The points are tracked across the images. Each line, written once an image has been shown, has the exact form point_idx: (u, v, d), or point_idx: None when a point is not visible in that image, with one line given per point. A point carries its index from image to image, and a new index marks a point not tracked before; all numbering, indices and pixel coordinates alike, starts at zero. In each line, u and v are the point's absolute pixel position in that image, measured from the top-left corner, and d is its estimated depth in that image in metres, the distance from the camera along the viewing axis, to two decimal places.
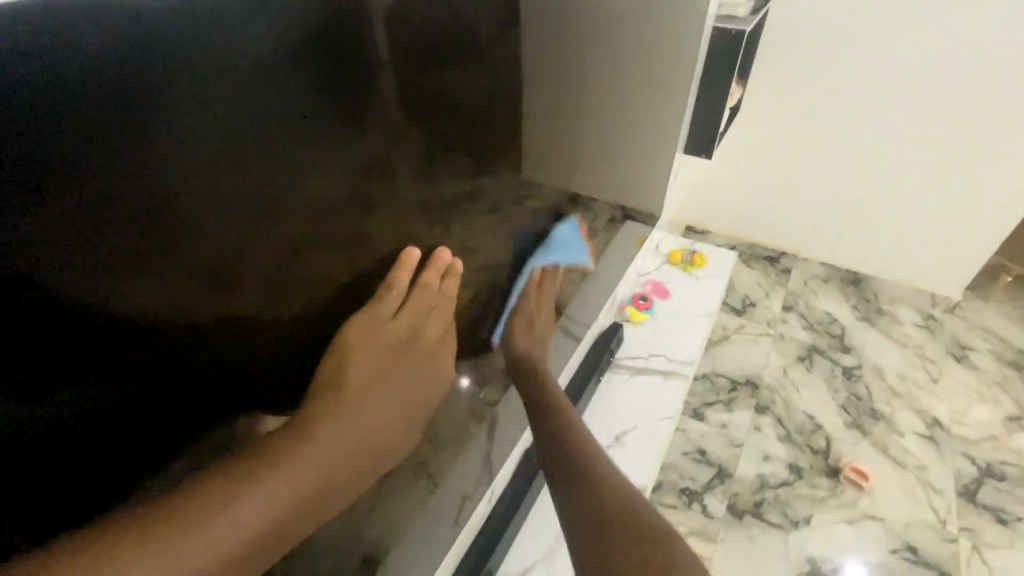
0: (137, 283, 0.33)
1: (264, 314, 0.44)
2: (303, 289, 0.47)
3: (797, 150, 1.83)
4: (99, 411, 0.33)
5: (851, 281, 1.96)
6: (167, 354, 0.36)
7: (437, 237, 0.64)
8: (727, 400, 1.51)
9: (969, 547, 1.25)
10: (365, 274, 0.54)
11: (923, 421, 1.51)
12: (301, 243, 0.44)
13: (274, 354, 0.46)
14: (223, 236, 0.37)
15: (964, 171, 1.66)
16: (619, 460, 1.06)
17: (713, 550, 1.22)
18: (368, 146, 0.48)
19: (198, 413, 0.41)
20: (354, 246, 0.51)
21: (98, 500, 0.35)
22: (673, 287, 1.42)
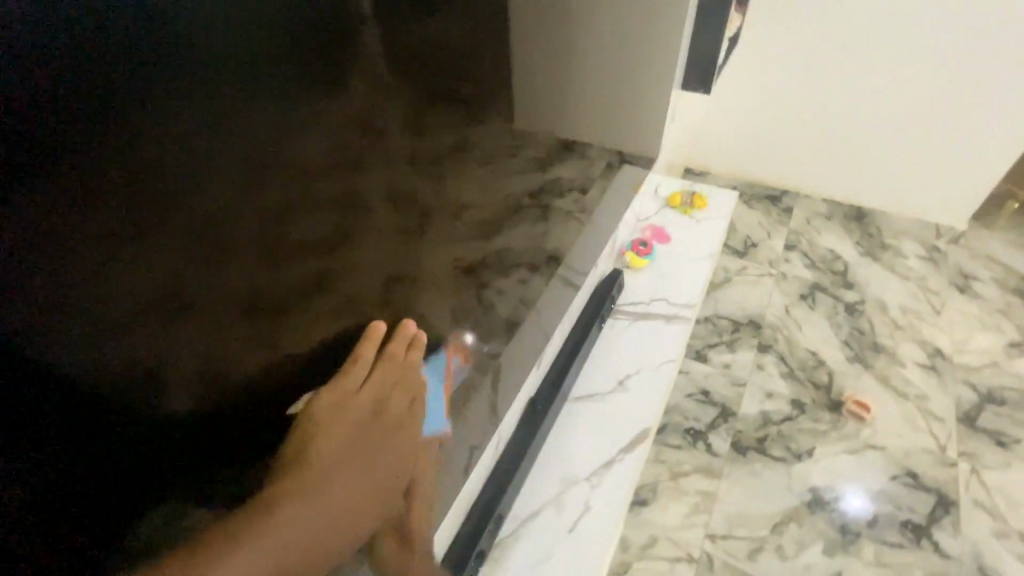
0: (133, 268, 0.29)
1: (265, 290, 0.40)
2: (298, 257, 0.43)
3: (799, 151, 1.92)
4: (103, 411, 0.29)
5: (854, 217, 1.92)
6: (167, 343, 0.33)
7: (434, 194, 0.61)
8: (729, 341, 1.52)
9: (968, 470, 1.28)
10: (363, 235, 0.51)
11: (925, 351, 1.52)
12: (292, 206, 0.41)
13: (278, 328, 0.43)
14: (214, 204, 0.33)
15: (964, 172, 1.76)
16: (623, 405, 1.07)
17: (718, 485, 1.25)
18: (355, 97, 0.44)
19: (202, 410, 0.37)
20: (348, 206, 0.47)
21: (109, 514, 0.32)
22: (672, 231, 1.39)
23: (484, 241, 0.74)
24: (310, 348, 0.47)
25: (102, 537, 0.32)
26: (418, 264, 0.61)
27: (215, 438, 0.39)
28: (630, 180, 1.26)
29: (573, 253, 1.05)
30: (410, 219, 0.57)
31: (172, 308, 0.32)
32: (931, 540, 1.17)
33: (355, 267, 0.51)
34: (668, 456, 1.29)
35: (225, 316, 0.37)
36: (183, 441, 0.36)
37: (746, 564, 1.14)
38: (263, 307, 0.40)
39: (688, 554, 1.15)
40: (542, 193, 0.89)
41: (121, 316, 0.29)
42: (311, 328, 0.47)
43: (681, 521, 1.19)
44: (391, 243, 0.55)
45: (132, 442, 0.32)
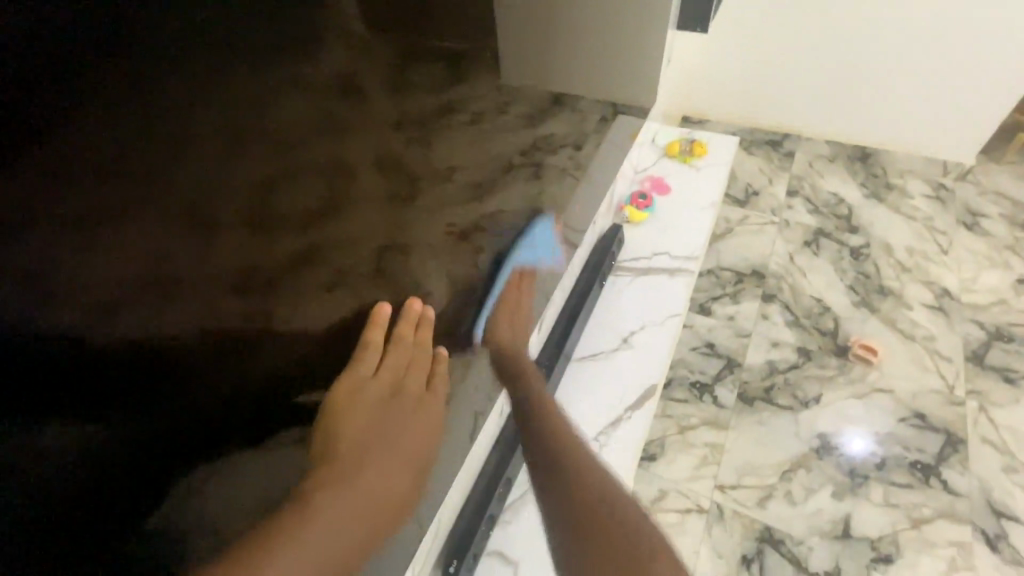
0: (119, 247, 0.28)
1: (258, 262, 0.38)
2: (286, 227, 0.39)
3: (795, 121, 1.91)
4: (97, 393, 0.29)
5: (857, 158, 1.86)
6: (156, 321, 0.31)
7: (421, 157, 0.56)
8: (733, 292, 1.49)
9: (976, 408, 1.27)
10: (353, 204, 0.47)
11: (932, 292, 1.50)
12: (281, 176, 0.38)
13: (272, 308, 0.41)
14: (202, 179, 0.31)
15: (957, 135, 1.77)
16: (629, 362, 1.05)
17: (726, 436, 1.25)
18: (336, 56, 0.40)
19: (207, 393, 0.36)
20: (336, 173, 0.44)
21: (126, 506, 0.31)
22: (672, 182, 1.34)
23: (475, 204, 0.70)
24: (303, 332, 0.45)
25: (122, 527, 0.31)
26: (411, 233, 0.58)
27: (223, 425, 0.38)
28: (627, 131, 1.20)
29: (570, 210, 1.00)
30: (401, 185, 0.53)
31: (163, 289, 0.31)
32: (939, 478, 1.17)
33: (348, 239, 0.48)
34: (674, 411, 1.28)
35: (219, 298, 0.35)
36: (182, 424, 0.35)
37: (755, 511, 1.14)
38: (257, 286, 0.38)
39: (698, 505, 1.15)
40: (535, 149, 0.83)
41: (109, 298, 0.28)
42: (307, 305, 0.44)
43: (690, 473, 1.20)
44: (381, 212, 0.52)
45: (126, 420, 0.31)
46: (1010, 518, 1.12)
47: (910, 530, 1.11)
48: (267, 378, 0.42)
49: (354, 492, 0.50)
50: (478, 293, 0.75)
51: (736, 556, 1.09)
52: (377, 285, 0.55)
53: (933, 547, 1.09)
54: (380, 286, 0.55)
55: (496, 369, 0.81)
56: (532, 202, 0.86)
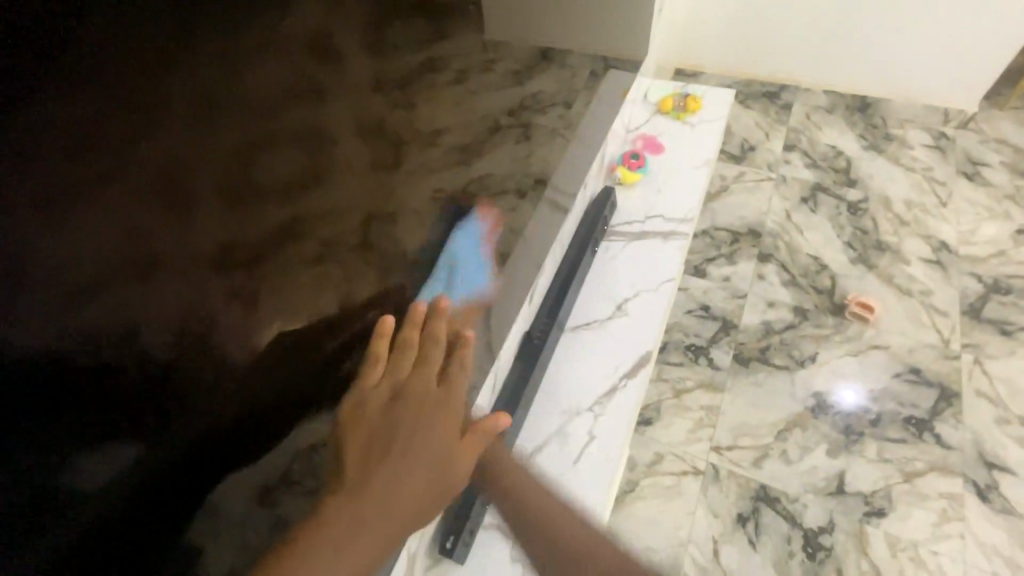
0: (88, 227, 0.27)
1: (241, 239, 0.37)
2: (266, 200, 0.38)
3: (791, 68, 1.83)
4: (90, 384, 0.29)
5: (857, 108, 1.80)
6: (134, 304, 0.31)
7: (404, 120, 0.52)
8: (728, 253, 1.47)
9: (971, 362, 1.27)
10: (335, 172, 0.44)
11: (931, 246, 1.47)
12: (257, 147, 0.36)
13: (262, 286, 0.40)
14: (169, 153, 0.31)
15: (957, 80, 1.70)
16: (624, 330, 1.02)
17: (721, 398, 1.25)
18: (305, 17, 0.38)
19: (202, 372, 0.36)
20: (315, 142, 0.41)
21: (129, 482, 0.33)
22: (666, 139, 1.29)
23: (465, 168, 0.65)
24: (296, 308, 0.44)
25: (124, 501, 0.33)
26: (397, 203, 0.54)
27: (223, 400, 0.39)
28: (619, 86, 1.14)
29: (560, 173, 0.95)
30: (384, 152, 0.50)
31: (143, 268, 0.31)
32: (932, 432, 1.17)
33: (334, 210, 0.45)
34: (670, 374, 1.28)
35: (202, 278, 0.34)
36: (185, 478, 0.37)
37: (750, 471, 1.15)
38: (241, 263, 0.37)
39: (694, 467, 1.16)
40: (522, 109, 0.78)
41: (88, 276, 0.28)
42: (295, 284, 0.43)
43: (686, 436, 1.20)
44: (366, 181, 0.49)
45: (137, 479, 0.33)
46: (1002, 469, 1.13)
47: (903, 483, 1.12)
48: (266, 370, 0.42)
49: (370, 516, 0.48)
50: (471, 262, 0.71)
51: (731, 515, 1.10)
52: (367, 259, 0.52)
53: (925, 499, 1.10)
54: (371, 260, 0.52)
55: (489, 340, 0.79)
56: (521, 166, 0.81)
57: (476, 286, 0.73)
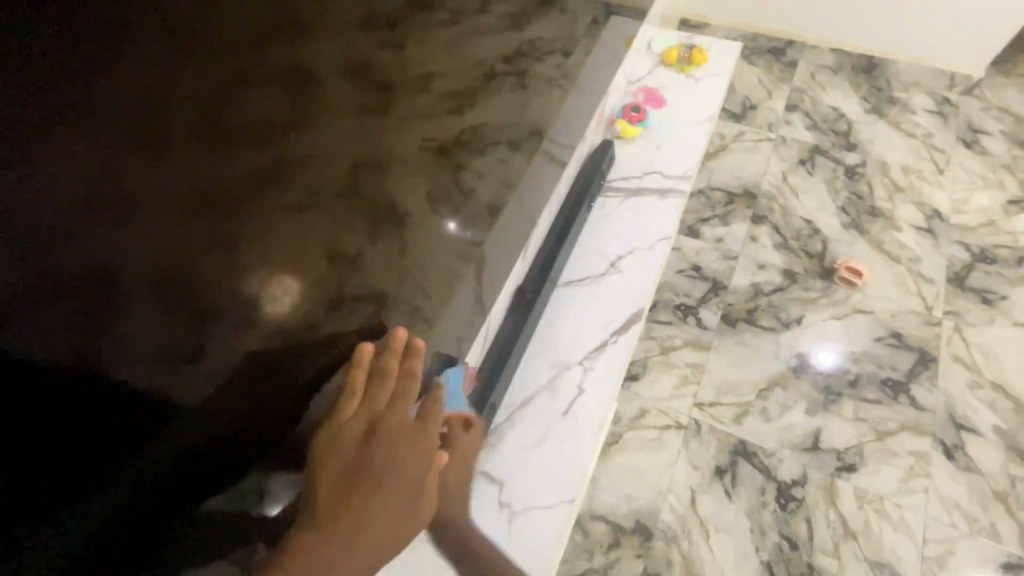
0: (70, 160, 0.28)
1: (225, 178, 0.37)
2: (251, 138, 0.38)
3: (799, 22, 1.77)
4: (84, 335, 0.30)
5: (862, 69, 1.75)
6: (120, 245, 0.31)
7: (394, 61, 0.50)
8: (723, 214, 1.46)
9: (951, 328, 1.30)
10: (320, 113, 0.43)
11: (923, 214, 1.48)
12: (241, 82, 0.36)
13: (249, 227, 0.40)
14: (149, 87, 0.31)
15: (965, 42, 1.66)
16: (616, 287, 1.02)
17: (707, 356, 1.27)
18: None
19: (195, 328, 0.37)
20: (304, 79, 0.41)
21: (116, 458, 0.33)
22: (668, 92, 1.25)
23: (458, 114, 0.63)
24: (287, 258, 0.44)
25: (111, 474, 0.33)
26: (388, 149, 0.53)
27: (214, 362, 0.40)
28: (622, 34, 1.08)
29: (558, 124, 0.92)
30: (375, 94, 0.49)
31: (126, 203, 0.31)
32: (908, 394, 1.21)
33: (319, 152, 0.44)
34: (658, 332, 1.30)
35: (187, 217, 0.35)
36: (180, 467, 0.39)
37: (731, 427, 1.19)
38: (226, 202, 0.37)
39: (677, 422, 1.19)
40: (519, 56, 0.74)
41: (73, 208, 0.28)
42: (279, 233, 0.42)
43: (671, 392, 1.22)
44: (352, 123, 0.47)
45: (129, 450, 0.34)
46: (969, 430, 1.18)
47: (875, 441, 1.16)
48: (259, 328, 0.43)
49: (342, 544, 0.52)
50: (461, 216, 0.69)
51: (710, 467, 1.15)
52: (355, 208, 0.50)
53: (895, 456, 1.15)
54: (360, 209, 0.51)
55: (480, 295, 0.78)
56: (515, 116, 0.77)
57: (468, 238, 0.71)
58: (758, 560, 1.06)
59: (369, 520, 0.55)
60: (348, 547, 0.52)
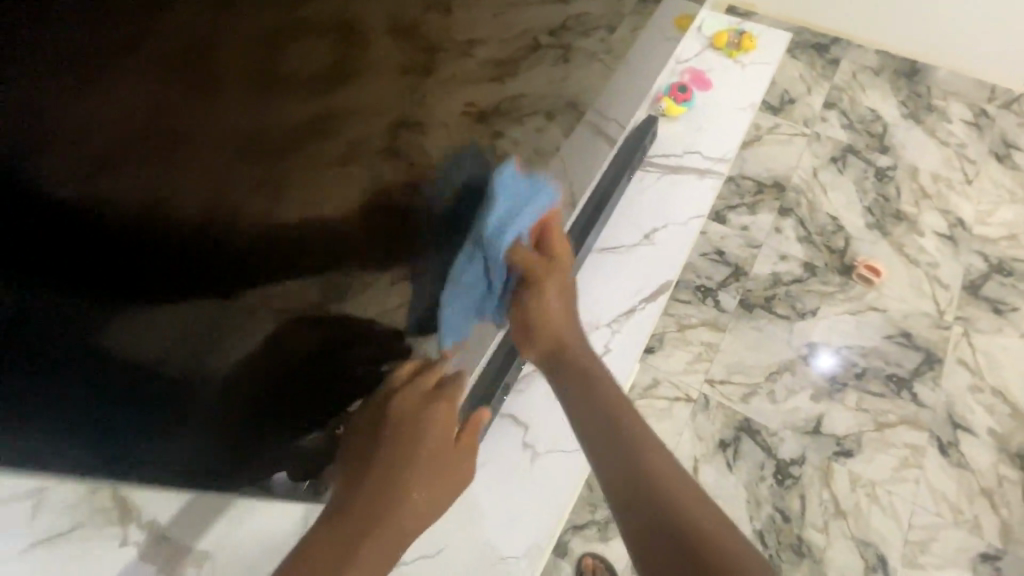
0: (92, 114, 0.27)
1: (263, 131, 0.35)
2: (292, 90, 0.36)
3: (847, 19, 1.76)
4: (96, 288, 0.32)
5: (904, 73, 1.76)
6: (145, 195, 0.31)
7: (443, 24, 0.48)
8: (751, 203, 1.49)
9: (960, 333, 1.34)
10: (368, 69, 0.42)
11: (947, 221, 1.50)
12: (283, 29, 0.33)
13: (286, 181, 0.39)
14: (178, 37, 0.28)
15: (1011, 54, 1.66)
16: (648, 258, 1.06)
17: (721, 337, 1.32)
18: None
19: (216, 281, 0.39)
20: (347, 31, 0.38)
21: (109, 404, 0.38)
22: (714, 76, 1.27)
23: (501, 83, 0.62)
24: (320, 212, 0.44)
25: (99, 417, 0.38)
26: (427, 114, 0.51)
27: (234, 311, 0.42)
28: (673, 13, 1.09)
29: (605, 100, 0.94)
30: (418, 54, 0.46)
31: (154, 152, 0.30)
32: (910, 391, 1.26)
33: (364, 109, 0.43)
34: (677, 310, 1.34)
35: (218, 167, 0.34)
36: (182, 407, 0.44)
37: (738, 405, 1.24)
38: (263, 155, 0.36)
39: (686, 395, 1.25)
40: (565, 29, 0.72)
41: (95, 158, 0.28)
42: (320, 184, 0.42)
43: (684, 367, 1.28)
44: (396, 82, 0.45)
45: (126, 396, 0.39)
46: (965, 430, 1.23)
47: (874, 431, 1.22)
48: (282, 279, 0.44)
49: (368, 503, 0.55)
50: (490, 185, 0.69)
51: (715, 440, 1.21)
52: (395, 165, 0.50)
53: (891, 447, 1.20)
54: (398, 168, 0.51)
55: None
56: (557, 88, 0.77)
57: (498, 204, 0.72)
58: (751, 528, 1.12)
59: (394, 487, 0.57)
60: (375, 507, 0.55)
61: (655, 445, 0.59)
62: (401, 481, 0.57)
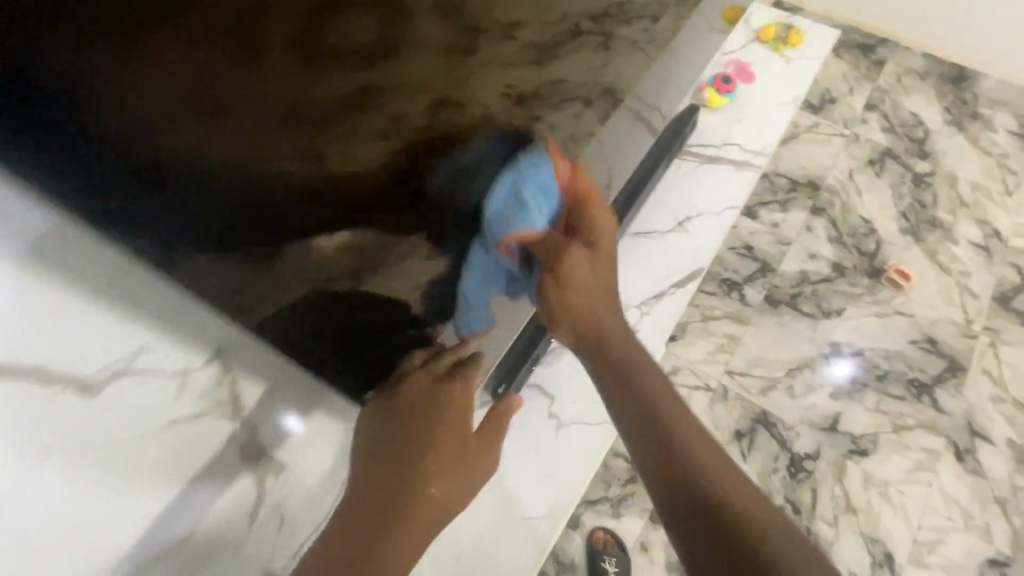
0: (138, 97, 0.29)
1: (307, 109, 0.38)
2: (337, 70, 0.39)
3: (896, 19, 1.73)
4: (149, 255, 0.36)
5: (951, 79, 1.73)
6: (188, 167, 0.34)
7: (487, 5, 0.50)
8: (784, 200, 1.49)
9: (986, 344, 1.33)
10: (414, 46, 0.44)
11: (983, 231, 1.49)
12: (331, 14, 0.36)
13: (326, 153, 0.42)
14: (223, 23, 0.31)
15: None
16: (681, 244, 1.08)
17: (744, 331, 1.33)
18: None
19: (250, 253, 0.42)
20: (398, 13, 0.41)
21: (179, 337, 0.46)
22: (758, 69, 1.27)
23: (539, 66, 0.63)
24: (353, 187, 0.47)
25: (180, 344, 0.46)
26: (467, 92, 0.54)
27: (264, 288, 0.45)
28: (723, 3, 1.09)
29: (649, 88, 0.95)
30: (462, 33, 0.49)
31: (200, 131, 0.33)
32: (931, 397, 1.27)
33: (404, 85, 0.46)
34: (701, 301, 1.35)
35: (261, 142, 0.37)
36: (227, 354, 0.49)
37: (756, 398, 1.26)
38: (306, 128, 0.39)
39: (706, 384, 1.27)
40: (609, 16, 0.72)
41: (138, 134, 0.30)
42: (350, 162, 0.45)
43: (703, 357, 1.29)
44: (440, 59, 0.48)
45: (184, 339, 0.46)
46: (984, 438, 1.24)
47: (891, 433, 1.23)
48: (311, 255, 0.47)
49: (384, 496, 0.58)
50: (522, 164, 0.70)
51: (731, 430, 1.23)
52: (430, 146, 0.53)
53: (907, 450, 1.21)
54: (435, 146, 0.54)
55: None
56: (596, 74, 0.77)
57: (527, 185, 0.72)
58: None
59: (406, 479, 0.60)
60: (389, 498, 0.58)
61: (677, 407, 0.64)
62: (423, 471, 0.61)
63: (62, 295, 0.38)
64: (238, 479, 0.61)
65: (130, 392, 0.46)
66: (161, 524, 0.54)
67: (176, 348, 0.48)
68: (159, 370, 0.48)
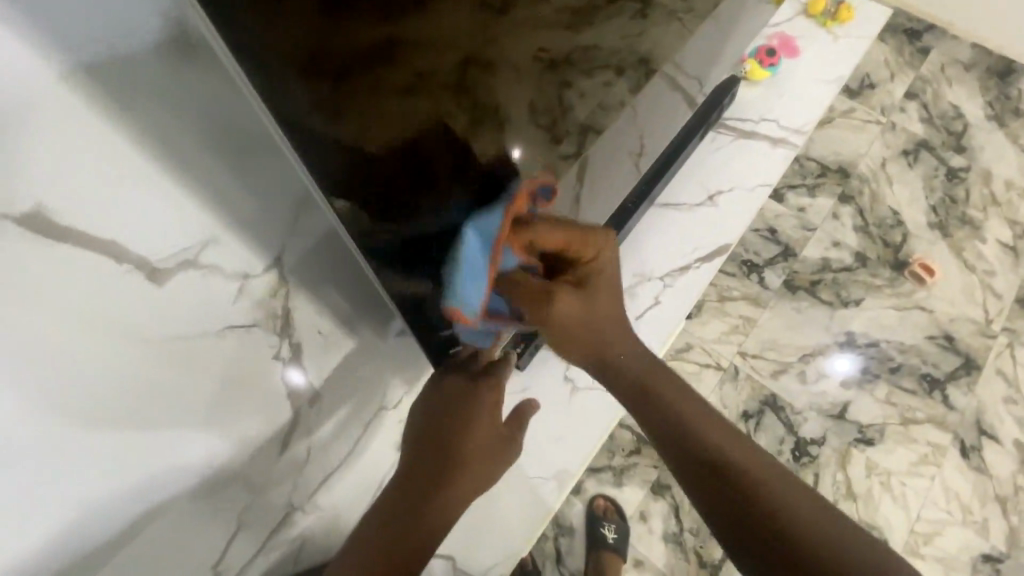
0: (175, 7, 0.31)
1: (331, 54, 0.39)
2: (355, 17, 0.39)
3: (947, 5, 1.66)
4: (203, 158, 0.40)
5: (997, 73, 1.66)
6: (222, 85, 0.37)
7: None
8: (812, 185, 1.45)
9: (1004, 345, 1.32)
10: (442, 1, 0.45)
11: (1013, 231, 1.45)
12: None
13: (345, 104, 0.42)
14: None
15: None
16: (709, 219, 1.06)
17: (760, 313, 1.31)
18: None
19: None
20: None
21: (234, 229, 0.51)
22: (804, 44, 1.22)
23: (575, 30, 0.61)
24: (377, 142, 0.47)
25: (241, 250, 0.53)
26: (496, 53, 0.53)
27: None
28: None
29: (697, 55, 0.90)
30: None
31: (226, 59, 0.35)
32: (942, 393, 1.26)
33: (430, 39, 0.46)
34: (720, 281, 1.33)
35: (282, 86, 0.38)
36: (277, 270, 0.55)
37: (767, 380, 1.26)
38: (326, 75, 0.39)
39: (717, 363, 1.26)
40: None
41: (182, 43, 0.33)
42: (369, 116, 0.45)
43: (718, 336, 1.29)
44: (469, 15, 0.48)
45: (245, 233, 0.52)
46: (991, 438, 1.23)
47: (898, 425, 1.23)
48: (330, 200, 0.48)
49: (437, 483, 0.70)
50: (553, 130, 0.67)
51: (739, 410, 1.23)
52: (459, 101, 0.52)
53: (913, 442, 1.21)
54: (463, 104, 0.53)
55: (579, 199, 0.82)
56: (632, 41, 0.71)
57: (557, 150, 0.70)
58: None
59: (454, 465, 0.70)
60: (442, 482, 0.70)
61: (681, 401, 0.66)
62: (462, 460, 0.71)
63: (172, 149, 0.42)
64: (282, 400, 0.66)
65: (193, 282, 0.50)
66: (176, 446, 0.55)
67: (254, 250, 0.54)
68: (219, 268, 0.52)
